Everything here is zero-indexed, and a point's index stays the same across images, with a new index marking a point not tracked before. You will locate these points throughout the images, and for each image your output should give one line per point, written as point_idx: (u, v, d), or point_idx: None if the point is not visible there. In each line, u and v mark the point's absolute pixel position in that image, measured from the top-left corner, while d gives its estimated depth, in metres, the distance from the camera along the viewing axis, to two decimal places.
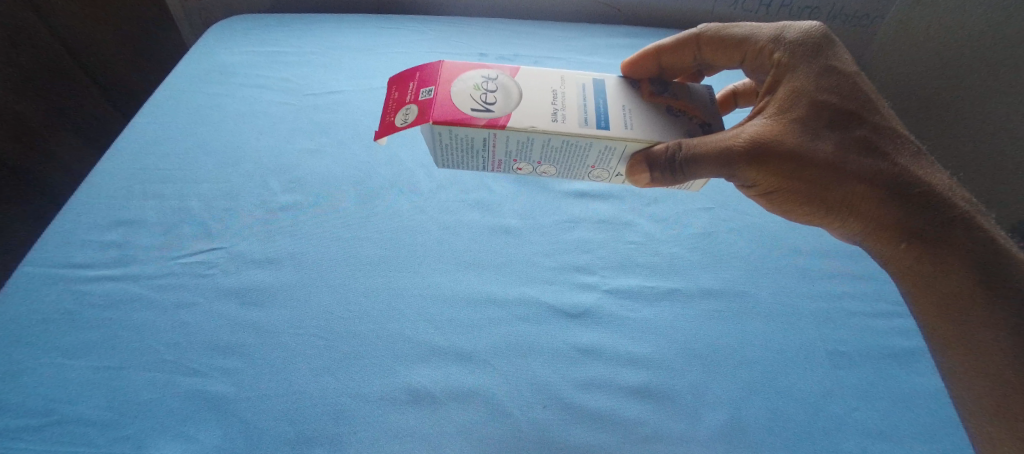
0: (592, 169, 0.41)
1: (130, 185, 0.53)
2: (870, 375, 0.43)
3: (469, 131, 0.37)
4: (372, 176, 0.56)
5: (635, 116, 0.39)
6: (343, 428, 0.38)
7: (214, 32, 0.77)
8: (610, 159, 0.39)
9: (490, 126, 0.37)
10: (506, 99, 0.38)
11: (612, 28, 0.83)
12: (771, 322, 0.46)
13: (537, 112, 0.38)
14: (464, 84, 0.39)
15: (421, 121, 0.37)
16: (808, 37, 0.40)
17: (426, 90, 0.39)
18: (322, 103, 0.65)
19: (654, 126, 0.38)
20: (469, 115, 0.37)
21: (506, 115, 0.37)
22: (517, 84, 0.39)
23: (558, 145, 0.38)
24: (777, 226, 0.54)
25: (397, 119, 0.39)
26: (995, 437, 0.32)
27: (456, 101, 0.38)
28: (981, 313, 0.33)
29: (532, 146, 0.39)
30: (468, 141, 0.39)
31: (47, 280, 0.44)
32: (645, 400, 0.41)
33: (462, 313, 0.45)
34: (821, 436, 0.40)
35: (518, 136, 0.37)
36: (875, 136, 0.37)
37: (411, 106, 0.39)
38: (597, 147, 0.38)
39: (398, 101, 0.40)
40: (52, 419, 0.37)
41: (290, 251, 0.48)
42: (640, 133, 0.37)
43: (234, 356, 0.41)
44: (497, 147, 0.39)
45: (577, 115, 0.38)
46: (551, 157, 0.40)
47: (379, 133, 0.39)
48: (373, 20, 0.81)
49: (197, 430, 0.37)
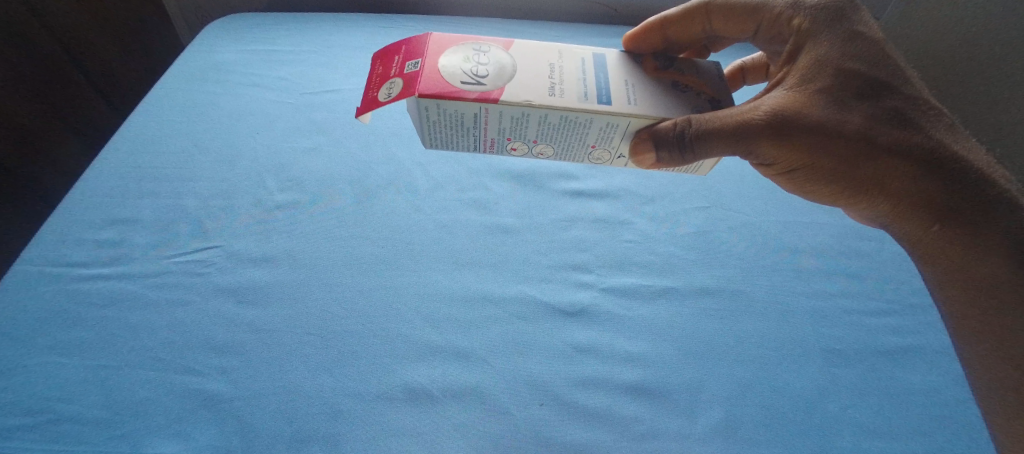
0: (592, 149, 0.41)
1: (126, 184, 0.53)
2: (866, 373, 0.43)
3: (458, 106, 0.37)
4: (369, 175, 0.56)
5: (637, 91, 0.39)
6: (338, 428, 0.38)
7: (210, 31, 0.77)
8: (611, 137, 0.39)
9: (481, 99, 0.36)
10: (498, 73, 0.38)
11: (609, 29, 0.83)
12: (767, 320, 0.46)
13: (534, 87, 0.37)
14: (452, 57, 0.39)
15: (405, 92, 0.37)
16: (829, 3, 0.40)
17: (412, 63, 0.39)
18: (319, 101, 0.65)
19: (656, 100, 0.38)
20: (458, 89, 0.36)
21: (499, 89, 0.37)
22: (512, 61, 0.39)
23: (557, 121, 0.38)
24: (775, 225, 0.54)
25: (380, 94, 0.39)
26: (1007, 408, 0.35)
27: (444, 74, 0.37)
28: (996, 285, 0.35)
29: (529, 123, 0.38)
30: (458, 118, 0.39)
31: (43, 278, 0.44)
32: (641, 397, 0.41)
33: (459, 312, 0.45)
34: (817, 433, 0.40)
35: (513, 112, 0.37)
36: (897, 105, 0.37)
37: (396, 79, 0.38)
38: (598, 123, 0.38)
39: (382, 76, 0.40)
40: (48, 418, 0.37)
41: (286, 250, 0.48)
42: (643, 108, 0.37)
43: (230, 355, 0.41)
44: (490, 124, 0.39)
45: (576, 90, 0.37)
46: (548, 135, 0.40)
47: (361, 110, 0.39)
48: (370, 19, 0.81)
49: (193, 429, 0.37)
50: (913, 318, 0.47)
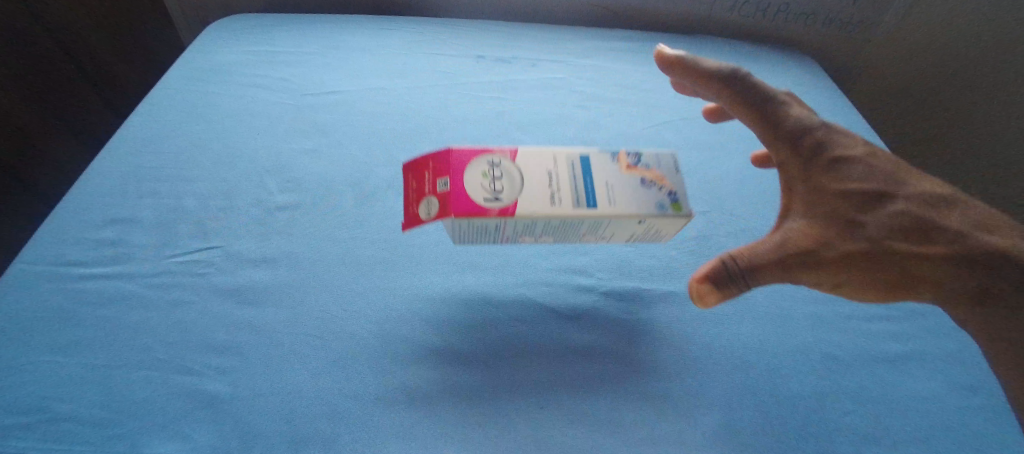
0: (584, 237, 0.45)
1: (127, 184, 0.53)
2: (864, 379, 0.43)
3: (483, 220, 0.39)
4: (370, 178, 0.56)
5: (618, 187, 0.42)
6: (339, 429, 0.38)
7: (212, 30, 0.77)
8: (599, 230, 0.43)
9: (503, 215, 0.39)
10: (516, 188, 0.41)
11: (609, 35, 0.86)
12: (765, 325, 0.46)
13: (540, 189, 0.41)
14: (474, 176, 0.40)
15: (441, 217, 0.39)
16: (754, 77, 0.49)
17: (442, 181, 0.40)
18: (321, 102, 0.65)
19: (633, 191, 0.42)
20: (483, 205, 0.39)
21: (516, 203, 0.40)
22: (522, 160, 0.42)
23: (558, 226, 0.42)
24: (773, 231, 0.55)
25: (420, 213, 0.40)
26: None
27: (472, 189, 0.39)
28: (975, 303, 0.39)
29: (535, 229, 0.42)
30: (482, 228, 0.42)
31: (42, 277, 0.44)
32: (641, 400, 0.41)
33: (460, 315, 0.45)
34: (816, 438, 0.40)
35: (524, 222, 0.40)
36: (834, 159, 0.44)
37: (432, 198, 0.40)
38: (588, 224, 0.42)
39: (417, 192, 0.41)
40: (46, 418, 0.37)
41: (286, 251, 0.48)
42: (622, 207, 0.41)
43: (230, 355, 0.41)
44: (507, 230, 0.42)
45: (572, 197, 0.41)
46: (550, 233, 0.44)
47: (406, 227, 0.41)
48: (372, 21, 0.82)
49: (192, 429, 0.37)
50: (911, 324, 0.47)
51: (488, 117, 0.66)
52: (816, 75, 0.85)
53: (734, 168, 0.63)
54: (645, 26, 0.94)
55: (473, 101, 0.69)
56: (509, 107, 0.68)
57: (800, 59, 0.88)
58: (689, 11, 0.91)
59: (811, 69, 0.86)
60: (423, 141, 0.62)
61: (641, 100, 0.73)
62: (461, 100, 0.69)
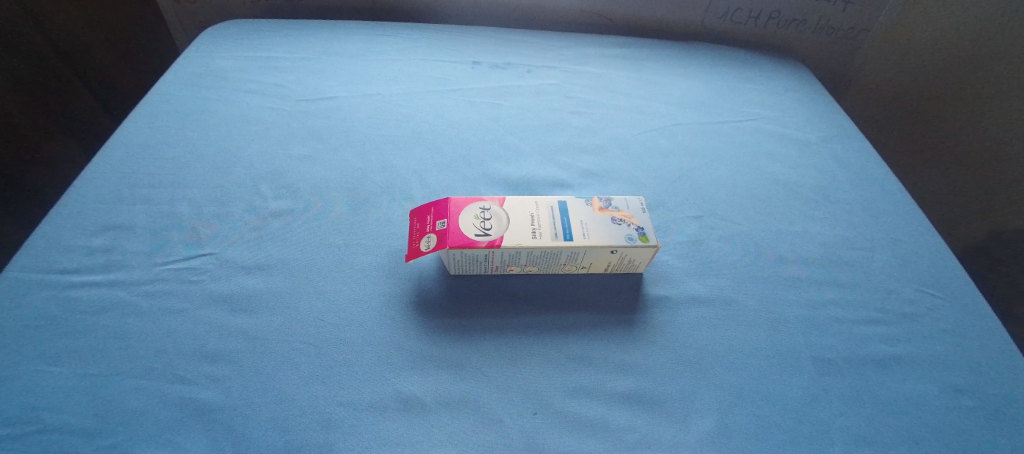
0: (565, 266, 0.48)
1: (119, 190, 0.53)
2: (856, 382, 0.44)
3: (472, 251, 0.44)
4: (363, 183, 0.57)
5: (592, 221, 0.47)
6: (331, 437, 0.37)
7: (207, 35, 0.77)
8: (577, 259, 0.47)
9: (489, 246, 0.44)
10: (501, 223, 0.46)
11: (603, 40, 0.87)
12: (757, 328, 0.47)
13: (522, 225, 0.46)
14: (467, 215, 0.46)
15: (439, 248, 0.44)
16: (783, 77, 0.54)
17: (441, 221, 0.46)
18: (315, 108, 0.65)
19: (605, 225, 0.47)
20: (473, 239, 0.44)
21: (501, 237, 0.45)
22: (507, 203, 0.47)
23: (539, 256, 0.46)
24: (764, 235, 0.56)
25: (421, 246, 0.46)
26: None
27: (465, 226, 0.45)
28: None
29: (520, 258, 0.46)
30: (472, 258, 0.46)
31: (32, 285, 0.44)
32: (633, 406, 0.41)
33: (454, 321, 0.45)
34: (810, 442, 0.39)
35: (509, 252, 0.45)
36: None
37: (431, 235, 0.46)
38: (566, 254, 0.46)
39: (418, 230, 0.47)
40: (35, 427, 0.36)
41: (280, 258, 0.48)
42: (595, 239, 0.45)
43: (223, 364, 0.41)
44: (494, 259, 0.46)
45: (550, 231, 0.46)
46: (534, 262, 0.47)
47: (409, 257, 0.46)
48: (368, 27, 0.82)
49: (184, 438, 0.36)
50: (903, 328, 0.48)
51: (482, 123, 0.67)
52: (808, 81, 0.86)
53: (726, 173, 0.64)
54: (638, 32, 0.95)
55: (468, 107, 0.69)
56: (503, 113, 0.69)
57: (791, 65, 0.89)
58: (681, 19, 0.93)
59: (802, 75, 0.87)
60: (418, 146, 0.62)
61: (635, 106, 0.73)
62: (455, 106, 0.69)
